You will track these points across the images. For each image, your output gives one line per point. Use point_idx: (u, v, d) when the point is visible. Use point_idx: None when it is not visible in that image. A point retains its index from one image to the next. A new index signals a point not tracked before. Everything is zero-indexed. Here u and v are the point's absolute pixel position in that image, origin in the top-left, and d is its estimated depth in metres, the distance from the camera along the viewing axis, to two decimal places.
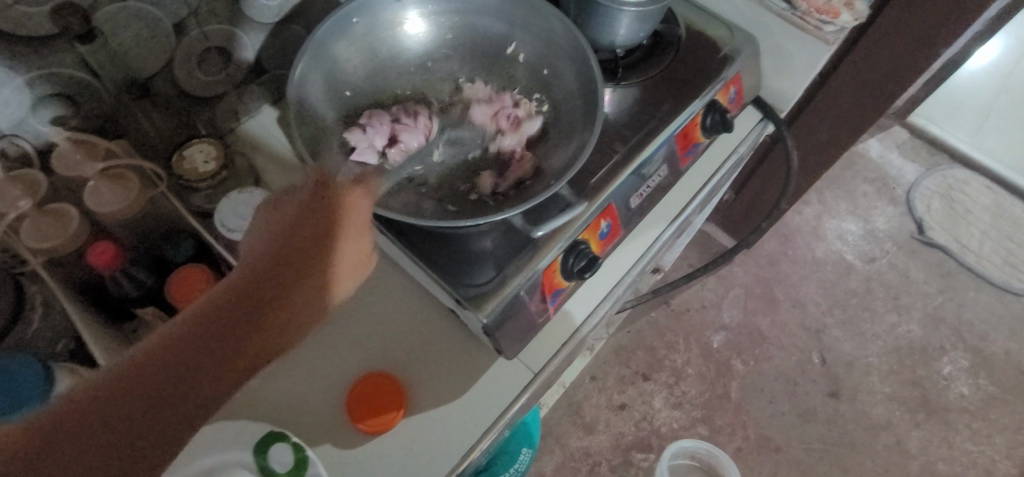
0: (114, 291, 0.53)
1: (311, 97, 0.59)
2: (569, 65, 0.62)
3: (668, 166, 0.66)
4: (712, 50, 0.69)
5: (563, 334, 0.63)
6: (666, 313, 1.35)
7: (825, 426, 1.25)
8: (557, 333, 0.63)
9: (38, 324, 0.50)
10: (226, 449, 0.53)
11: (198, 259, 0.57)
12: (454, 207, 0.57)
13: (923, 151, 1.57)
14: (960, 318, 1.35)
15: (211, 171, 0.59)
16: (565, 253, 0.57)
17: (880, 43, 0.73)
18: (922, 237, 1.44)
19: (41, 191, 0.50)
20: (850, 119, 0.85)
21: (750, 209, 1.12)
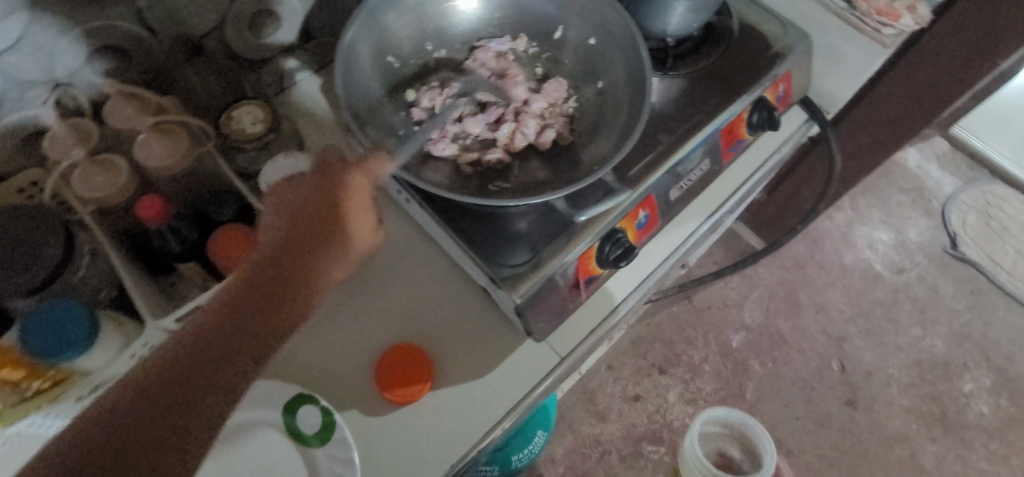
0: (159, 245, 0.54)
1: (359, 62, 0.58)
2: (618, 52, 0.60)
3: (710, 160, 0.65)
4: (763, 47, 0.67)
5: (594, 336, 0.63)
6: (686, 308, 1.34)
7: (839, 433, 1.24)
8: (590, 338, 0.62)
9: (85, 270, 0.50)
10: (256, 407, 0.55)
11: (241, 220, 0.57)
12: (495, 186, 0.57)
13: (963, 165, 1.53)
14: (987, 336, 1.33)
15: (258, 132, 0.59)
16: (602, 241, 0.57)
17: (937, 51, 0.71)
18: (954, 251, 1.41)
19: (93, 140, 0.54)
20: (898, 125, 0.84)
21: (784, 210, 1.10)
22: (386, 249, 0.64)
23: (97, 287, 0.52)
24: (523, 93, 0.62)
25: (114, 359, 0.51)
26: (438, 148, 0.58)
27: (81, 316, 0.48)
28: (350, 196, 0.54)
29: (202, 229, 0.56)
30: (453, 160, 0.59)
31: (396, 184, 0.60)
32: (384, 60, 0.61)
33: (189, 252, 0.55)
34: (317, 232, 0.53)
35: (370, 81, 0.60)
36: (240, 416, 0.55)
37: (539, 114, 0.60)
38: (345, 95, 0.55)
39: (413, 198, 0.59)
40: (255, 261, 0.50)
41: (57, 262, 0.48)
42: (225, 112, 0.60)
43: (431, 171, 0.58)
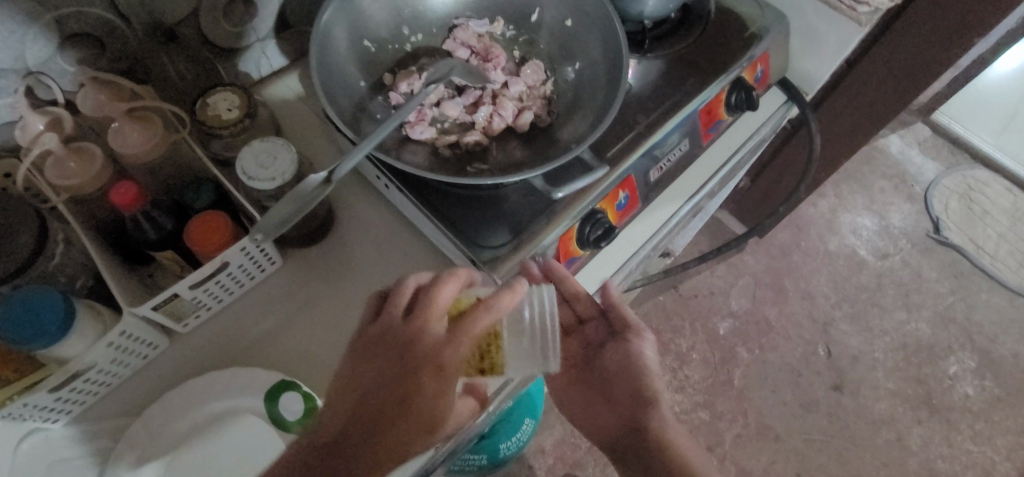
0: (135, 234, 0.52)
1: (335, 46, 0.58)
2: (595, 33, 0.60)
3: (690, 140, 0.66)
4: (740, 28, 0.68)
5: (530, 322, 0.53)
6: (673, 297, 1.35)
7: (826, 418, 1.25)
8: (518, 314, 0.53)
9: (60, 258, 0.50)
10: (239, 394, 0.55)
11: (219, 207, 0.55)
12: (474, 168, 0.57)
13: (945, 150, 1.55)
14: (970, 319, 1.34)
15: (235, 118, 0.57)
16: (582, 222, 0.57)
17: (914, 30, 0.72)
18: (937, 236, 1.42)
19: (65, 128, 0.53)
20: (876, 107, 0.84)
21: (767, 195, 1.11)
22: (363, 237, 0.64)
23: (73, 275, 0.51)
24: (500, 75, 0.62)
25: (91, 348, 0.50)
26: (415, 133, 0.57)
27: (54, 301, 0.46)
28: (349, 223, 0.64)
29: (179, 218, 0.54)
30: (432, 143, 0.58)
31: (374, 169, 0.60)
32: (361, 44, 0.61)
33: (167, 241, 0.53)
34: (331, 254, 0.64)
35: (348, 66, 0.59)
36: (217, 406, 0.55)
37: (516, 97, 0.61)
38: (323, 80, 0.55)
39: (391, 182, 0.58)
40: (299, 274, 0.63)
41: (30, 250, 0.47)
42: (200, 97, 0.57)
43: (409, 154, 0.57)
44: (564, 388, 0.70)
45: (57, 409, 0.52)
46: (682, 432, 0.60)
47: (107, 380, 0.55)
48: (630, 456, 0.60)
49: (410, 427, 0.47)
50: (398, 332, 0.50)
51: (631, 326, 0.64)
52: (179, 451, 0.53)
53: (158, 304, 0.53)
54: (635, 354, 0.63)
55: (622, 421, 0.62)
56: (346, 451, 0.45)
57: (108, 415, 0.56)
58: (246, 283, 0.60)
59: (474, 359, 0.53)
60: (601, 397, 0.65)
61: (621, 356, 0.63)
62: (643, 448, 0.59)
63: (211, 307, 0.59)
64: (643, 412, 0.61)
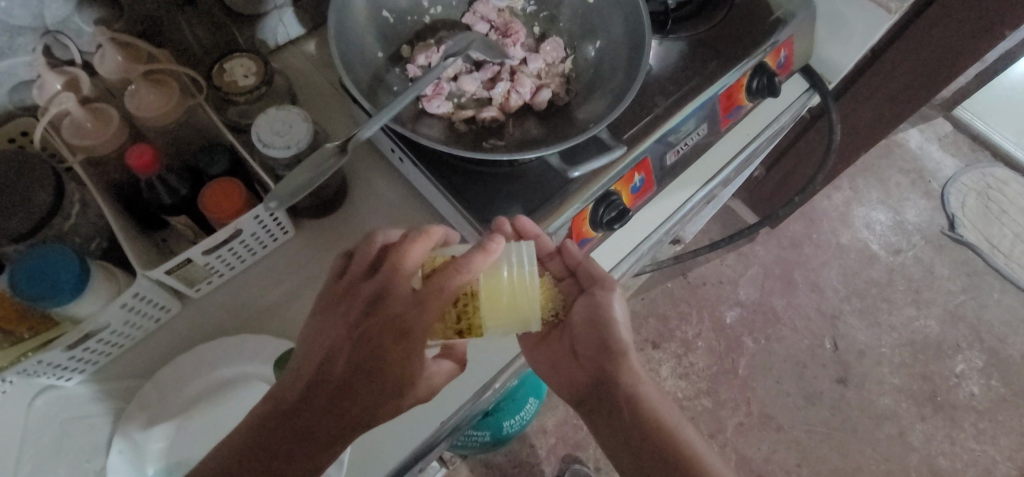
0: (149, 198, 0.52)
1: (354, 16, 0.57)
2: (617, 12, 0.59)
3: (708, 125, 0.65)
4: (765, 12, 0.66)
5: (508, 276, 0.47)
6: (681, 284, 1.35)
7: (829, 410, 1.25)
8: (496, 270, 0.47)
9: (76, 218, 0.50)
10: (248, 360, 0.56)
11: (233, 174, 0.55)
12: (489, 143, 0.57)
13: (964, 147, 1.52)
14: (980, 318, 1.33)
15: (251, 85, 0.56)
16: (596, 204, 0.57)
17: (942, 21, 0.70)
18: (952, 233, 1.41)
19: (83, 88, 0.53)
20: (898, 99, 0.83)
21: (781, 186, 1.10)
22: (378, 210, 0.64)
23: (88, 236, 0.52)
24: (520, 50, 0.61)
25: (104, 308, 0.51)
26: (431, 105, 0.57)
27: (69, 258, 0.47)
28: (360, 196, 0.65)
29: (193, 183, 0.54)
30: (448, 118, 0.58)
31: (389, 142, 0.60)
32: (379, 15, 0.60)
33: (181, 206, 0.53)
34: (338, 227, 0.64)
35: (366, 36, 0.59)
36: (228, 372, 0.56)
37: (535, 73, 0.60)
38: (340, 51, 0.55)
39: (406, 156, 0.58)
40: (306, 244, 0.63)
41: (47, 209, 0.47)
42: (218, 63, 0.57)
43: (425, 128, 0.57)
44: (533, 348, 0.57)
45: (71, 368, 0.53)
46: (660, 393, 0.51)
47: (121, 341, 0.56)
48: (605, 421, 0.51)
49: (375, 394, 0.46)
50: (359, 295, 0.48)
51: (605, 276, 0.54)
52: (189, 414, 0.54)
53: (172, 268, 0.53)
54: (607, 308, 0.52)
55: (591, 377, 0.52)
56: (311, 414, 0.45)
57: (122, 376, 0.57)
58: (257, 253, 0.61)
59: (450, 320, 0.47)
60: (569, 351, 0.55)
61: (591, 310, 0.53)
62: (618, 410, 0.50)
63: (223, 274, 0.59)
64: (616, 370, 0.51)
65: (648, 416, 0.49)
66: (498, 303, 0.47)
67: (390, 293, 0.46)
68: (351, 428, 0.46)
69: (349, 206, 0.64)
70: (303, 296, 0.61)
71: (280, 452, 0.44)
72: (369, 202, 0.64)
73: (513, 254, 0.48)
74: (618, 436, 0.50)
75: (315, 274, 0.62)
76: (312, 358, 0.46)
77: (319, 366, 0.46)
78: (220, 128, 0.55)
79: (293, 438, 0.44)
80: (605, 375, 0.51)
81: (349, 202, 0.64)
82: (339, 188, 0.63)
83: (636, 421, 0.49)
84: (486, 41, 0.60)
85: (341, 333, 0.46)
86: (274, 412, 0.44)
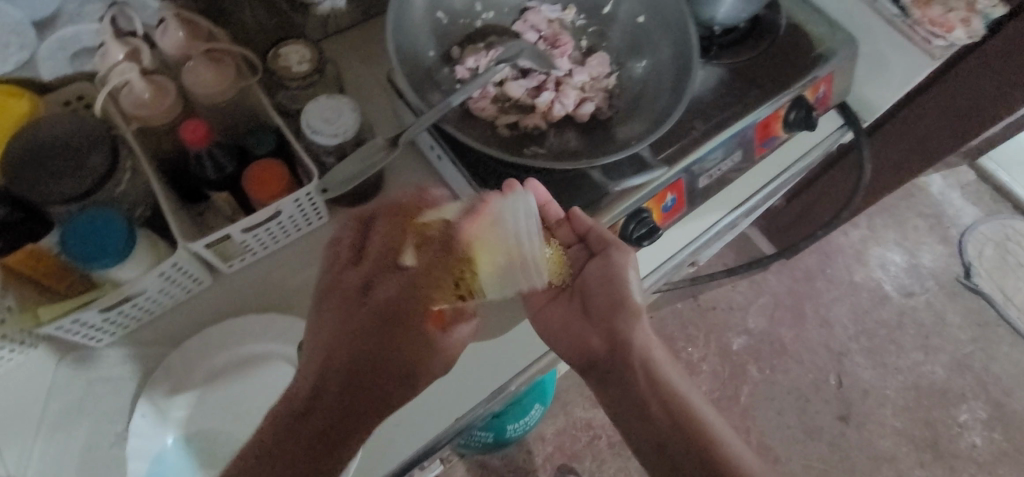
0: (196, 172, 0.54)
1: (410, 14, 0.59)
2: (666, 34, 0.60)
3: (743, 152, 0.65)
4: (809, 47, 0.67)
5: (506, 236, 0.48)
6: (691, 306, 1.35)
7: (828, 446, 1.25)
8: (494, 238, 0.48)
9: (126, 184, 0.51)
10: (273, 340, 0.57)
11: (278, 156, 0.56)
12: (530, 150, 0.58)
13: (987, 197, 1.51)
14: (988, 369, 1.33)
15: (304, 72, 0.58)
16: (628, 219, 0.58)
17: (981, 72, 0.71)
18: (966, 282, 1.41)
19: (143, 59, 0.54)
20: (929, 144, 0.84)
21: (803, 218, 1.11)
22: None
23: (134, 203, 0.53)
24: (567, 62, 0.63)
25: (143, 274, 0.52)
26: (477, 107, 0.59)
27: (117, 222, 0.48)
28: (395, 189, 0.66)
29: (239, 161, 0.56)
30: (491, 121, 0.59)
31: (431, 139, 0.61)
32: (434, 16, 0.62)
33: (226, 182, 0.55)
34: None
35: (419, 35, 0.60)
36: (254, 349, 0.57)
37: (581, 86, 0.61)
38: (395, 47, 0.56)
39: (446, 154, 0.59)
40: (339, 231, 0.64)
41: (101, 174, 0.49)
42: (274, 47, 0.58)
43: (468, 129, 0.58)
44: (540, 310, 0.57)
45: (102, 330, 0.55)
46: (669, 358, 0.54)
47: (153, 308, 0.57)
48: (615, 383, 0.53)
49: (383, 381, 0.48)
50: (351, 285, 0.50)
51: (615, 239, 0.54)
52: (213, 387, 0.55)
53: (211, 242, 0.55)
54: (620, 271, 0.54)
55: (601, 339, 0.54)
56: (332, 401, 0.46)
57: (148, 343, 0.58)
58: (292, 235, 0.62)
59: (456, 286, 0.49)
60: (580, 312, 0.56)
61: (604, 271, 0.55)
62: (628, 369, 0.53)
63: (256, 253, 0.61)
64: (630, 333, 0.53)
65: (661, 382, 0.52)
66: (494, 263, 0.48)
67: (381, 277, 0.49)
68: (364, 416, 0.46)
69: (385, 198, 0.65)
70: None
71: (295, 444, 0.44)
72: (404, 196, 0.65)
73: (509, 214, 0.48)
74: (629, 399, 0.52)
75: None
76: (333, 339, 0.48)
77: (324, 359, 0.47)
78: (270, 111, 0.56)
79: (307, 435, 0.44)
80: (618, 339, 0.53)
81: (385, 194, 0.65)
82: (377, 179, 0.64)
83: (649, 387, 0.52)
84: (537, 51, 0.61)
85: (340, 324, 0.48)
86: (291, 403, 0.45)
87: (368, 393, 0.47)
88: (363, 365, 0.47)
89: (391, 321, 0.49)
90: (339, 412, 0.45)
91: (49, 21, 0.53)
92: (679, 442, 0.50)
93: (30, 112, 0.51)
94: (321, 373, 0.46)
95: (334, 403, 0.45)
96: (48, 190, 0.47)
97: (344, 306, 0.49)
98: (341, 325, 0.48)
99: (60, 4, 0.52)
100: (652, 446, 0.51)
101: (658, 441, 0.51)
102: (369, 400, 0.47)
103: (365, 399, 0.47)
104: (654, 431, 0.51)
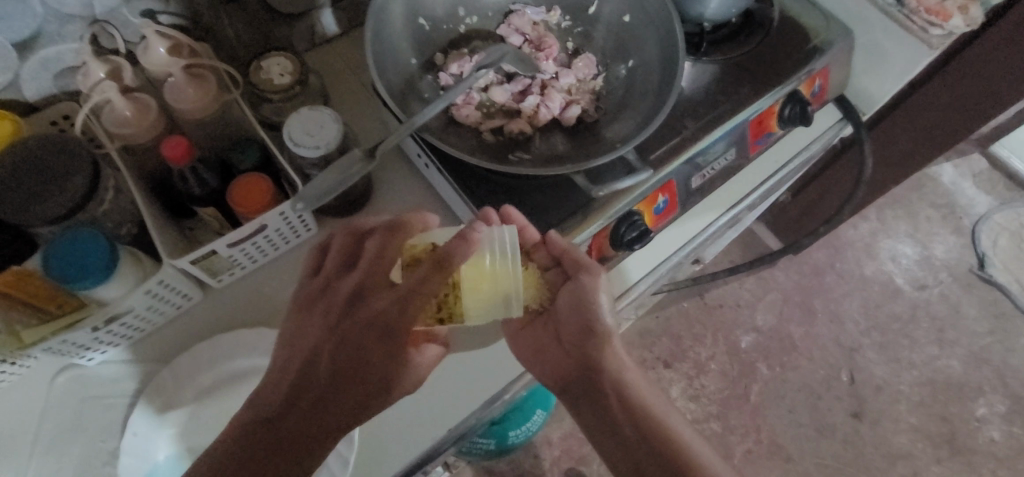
0: (180, 188, 0.53)
1: (390, 21, 0.58)
2: (651, 33, 0.59)
3: (737, 150, 0.64)
4: (802, 40, 0.65)
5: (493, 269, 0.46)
6: (698, 305, 1.34)
7: (842, 444, 1.23)
8: (479, 258, 0.46)
9: (109, 204, 0.51)
10: (259, 354, 0.56)
11: (263, 170, 0.55)
12: (517, 156, 0.57)
13: (1000, 185, 1.48)
14: (1006, 362, 1.29)
15: (286, 84, 0.57)
16: (618, 222, 0.57)
17: (984, 59, 0.69)
18: (981, 272, 1.37)
19: (124, 77, 0.54)
20: (934, 134, 0.81)
21: (807, 213, 1.09)
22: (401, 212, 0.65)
23: (120, 222, 0.53)
24: (553, 64, 0.62)
25: (129, 293, 0.52)
26: (461, 114, 0.58)
27: (99, 242, 0.48)
28: (384, 199, 0.65)
29: (224, 176, 0.55)
30: (476, 127, 0.58)
31: (416, 147, 0.60)
32: (415, 23, 0.61)
33: (211, 197, 0.54)
34: None
35: (401, 43, 0.59)
36: (242, 364, 0.56)
37: (567, 88, 0.60)
38: (374, 55, 0.55)
39: (431, 162, 0.58)
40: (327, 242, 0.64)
41: (82, 194, 0.48)
42: (255, 60, 0.58)
43: (452, 136, 0.57)
44: (516, 335, 0.56)
45: (94, 347, 0.55)
46: (643, 380, 0.52)
47: (143, 326, 0.57)
48: (591, 408, 0.52)
49: (360, 391, 0.46)
50: (338, 295, 0.47)
51: (591, 262, 0.52)
52: (201, 403, 0.55)
53: (196, 258, 0.54)
54: (592, 294, 0.52)
55: (575, 363, 0.53)
56: (303, 412, 0.45)
57: (138, 359, 0.58)
58: (280, 248, 0.62)
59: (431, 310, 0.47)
60: (554, 337, 0.55)
61: (576, 295, 0.52)
62: (601, 395, 0.52)
63: (245, 267, 0.60)
64: (602, 356, 0.52)
65: (636, 404, 0.51)
66: (480, 290, 0.46)
67: (372, 289, 0.46)
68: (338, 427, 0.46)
69: (373, 208, 0.65)
70: None
71: (265, 454, 0.44)
72: (392, 205, 0.65)
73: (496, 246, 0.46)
74: (603, 425, 0.51)
75: None
76: (301, 353, 0.46)
77: (303, 364, 0.46)
78: (253, 124, 0.56)
79: (277, 443, 0.44)
80: (590, 363, 0.52)
81: (375, 204, 0.65)
82: (365, 190, 0.63)
83: (624, 411, 0.51)
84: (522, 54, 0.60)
85: (322, 332, 0.46)
86: (259, 415, 0.45)
87: (339, 407, 0.45)
88: (330, 381, 0.45)
89: (359, 338, 0.45)
90: (310, 424, 0.45)
91: (29, 43, 0.52)
92: (654, 463, 0.48)
93: (14, 133, 0.51)
94: (291, 385, 0.45)
95: (305, 413, 0.45)
96: (30, 212, 0.47)
97: (312, 322, 0.47)
98: (309, 343, 0.46)
99: (38, 25, 0.51)
100: (627, 467, 0.49)
101: (633, 462, 0.49)
102: (342, 413, 0.45)
103: (336, 414, 0.45)
104: (632, 456, 0.49)
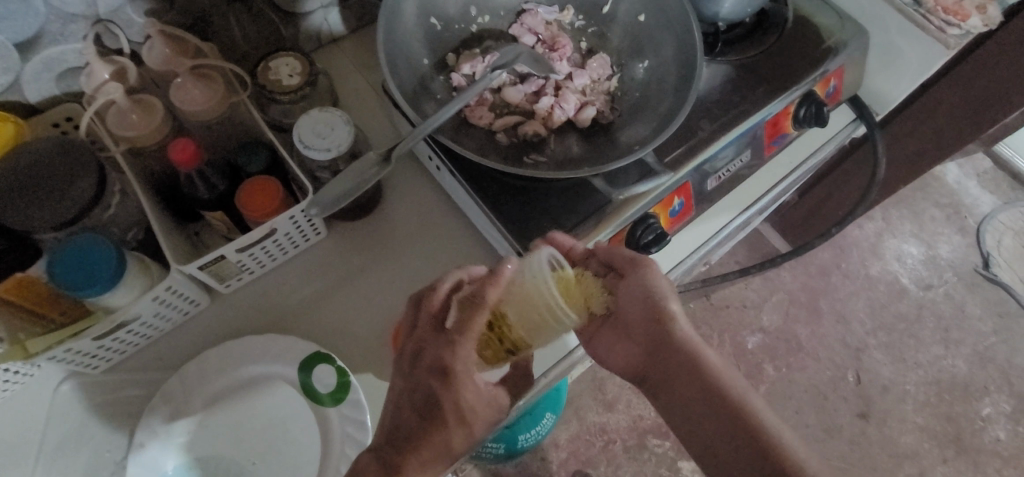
0: (188, 192, 0.52)
1: (402, 21, 0.57)
2: (668, 34, 0.58)
3: (752, 152, 0.63)
4: (817, 40, 0.64)
5: (525, 289, 0.43)
6: (704, 306, 1.33)
7: (849, 445, 1.22)
8: (519, 291, 0.43)
9: (115, 209, 0.50)
10: (271, 361, 0.55)
11: (271, 172, 0.54)
12: (531, 158, 0.56)
13: (1004, 184, 1.47)
14: (1011, 361, 1.29)
15: (295, 86, 0.56)
16: (635, 225, 0.56)
17: (996, 59, 0.68)
18: (985, 272, 1.37)
19: (130, 78, 0.53)
20: (945, 134, 0.81)
21: (816, 213, 1.08)
22: (414, 215, 0.64)
23: (125, 227, 0.52)
24: (566, 65, 0.61)
25: (137, 301, 0.50)
26: (476, 115, 0.57)
27: (107, 249, 0.47)
28: (394, 201, 0.64)
29: (232, 179, 0.54)
30: (490, 128, 0.58)
31: (428, 149, 0.59)
32: (426, 23, 0.60)
33: (219, 202, 0.53)
34: (370, 233, 0.63)
35: (413, 44, 0.58)
36: (253, 371, 0.55)
37: (582, 89, 0.60)
38: (386, 55, 0.54)
39: (443, 164, 0.57)
40: (335, 246, 0.63)
41: (88, 199, 0.47)
42: (263, 61, 0.56)
43: (465, 138, 0.56)
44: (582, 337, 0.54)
45: (99, 355, 0.53)
46: (726, 364, 0.48)
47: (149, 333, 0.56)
48: (671, 401, 0.49)
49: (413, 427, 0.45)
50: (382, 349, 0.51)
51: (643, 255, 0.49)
52: (211, 412, 0.54)
53: (205, 263, 0.53)
54: (653, 283, 0.49)
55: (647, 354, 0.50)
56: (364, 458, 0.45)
57: (140, 372, 0.57)
58: (288, 253, 0.60)
59: (493, 344, 0.46)
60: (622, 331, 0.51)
61: (640, 287, 0.49)
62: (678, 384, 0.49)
63: (253, 272, 0.59)
64: (671, 339, 0.48)
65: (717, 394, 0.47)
66: (534, 321, 0.44)
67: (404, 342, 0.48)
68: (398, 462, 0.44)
69: (382, 211, 0.64)
70: (329, 297, 0.61)
71: None
72: (402, 207, 0.64)
73: (528, 269, 0.43)
74: (684, 415, 0.49)
75: (342, 275, 0.62)
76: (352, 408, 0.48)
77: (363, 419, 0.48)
78: (261, 126, 0.55)
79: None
80: (663, 350, 0.49)
81: (385, 207, 0.64)
82: (373, 195, 0.63)
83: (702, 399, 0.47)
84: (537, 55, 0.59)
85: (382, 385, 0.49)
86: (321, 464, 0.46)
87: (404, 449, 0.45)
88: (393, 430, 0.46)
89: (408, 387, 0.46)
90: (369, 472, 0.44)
91: (32, 43, 0.51)
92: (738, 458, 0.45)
93: (16, 138, 0.50)
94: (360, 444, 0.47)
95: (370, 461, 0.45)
96: (35, 217, 0.45)
97: None
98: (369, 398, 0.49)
99: (40, 24, 0.50)
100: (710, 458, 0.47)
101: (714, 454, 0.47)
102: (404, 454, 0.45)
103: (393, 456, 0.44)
104: (714, 448, 0.47)
